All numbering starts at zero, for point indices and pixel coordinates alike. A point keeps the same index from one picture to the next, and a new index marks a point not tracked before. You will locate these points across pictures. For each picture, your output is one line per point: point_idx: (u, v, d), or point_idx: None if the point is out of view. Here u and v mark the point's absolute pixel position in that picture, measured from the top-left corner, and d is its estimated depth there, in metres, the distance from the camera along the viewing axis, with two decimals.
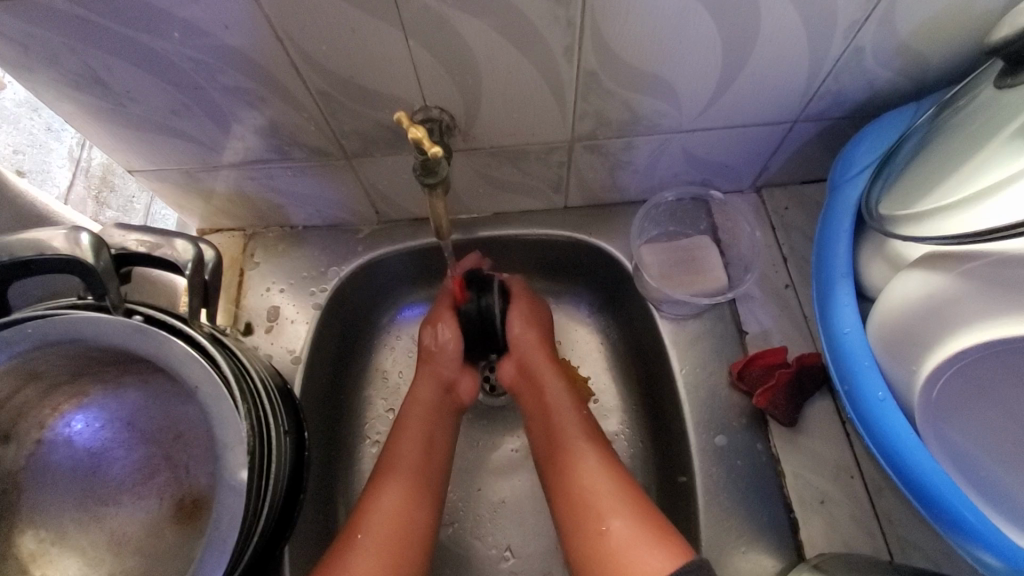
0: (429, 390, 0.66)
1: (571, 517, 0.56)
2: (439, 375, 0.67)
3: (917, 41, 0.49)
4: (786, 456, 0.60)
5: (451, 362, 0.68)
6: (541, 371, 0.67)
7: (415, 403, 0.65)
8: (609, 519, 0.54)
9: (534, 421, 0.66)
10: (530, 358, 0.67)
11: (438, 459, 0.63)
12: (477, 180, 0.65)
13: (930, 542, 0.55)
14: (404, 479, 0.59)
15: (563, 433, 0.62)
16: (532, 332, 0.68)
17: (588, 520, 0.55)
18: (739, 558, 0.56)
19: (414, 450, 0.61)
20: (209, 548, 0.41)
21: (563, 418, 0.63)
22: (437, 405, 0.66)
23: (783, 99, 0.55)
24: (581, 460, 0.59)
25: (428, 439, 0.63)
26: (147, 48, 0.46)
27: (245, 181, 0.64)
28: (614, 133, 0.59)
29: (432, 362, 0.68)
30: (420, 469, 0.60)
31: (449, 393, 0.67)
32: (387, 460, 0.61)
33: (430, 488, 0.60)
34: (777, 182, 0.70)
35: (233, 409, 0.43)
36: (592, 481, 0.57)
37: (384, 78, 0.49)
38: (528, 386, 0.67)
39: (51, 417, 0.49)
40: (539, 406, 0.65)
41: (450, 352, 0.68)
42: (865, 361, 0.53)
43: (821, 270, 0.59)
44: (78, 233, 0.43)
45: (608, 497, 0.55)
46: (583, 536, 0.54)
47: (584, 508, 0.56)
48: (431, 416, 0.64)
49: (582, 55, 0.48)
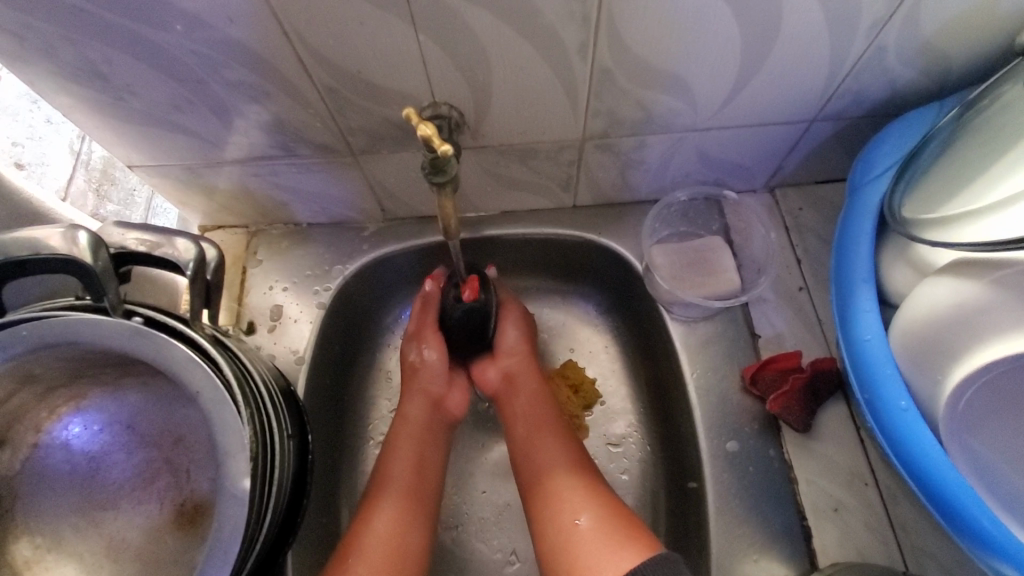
0: (419, 408, 0.65)
1: (545, 514, 0.55)
2: (428, 392, 0.66)
3: (942, 40, 0.48)
4: (799, 463, 0.58)
5: (438, 377, 0.66)
6: (527, 377, 0.66)
7: (406, 424, 0.63)
8: (582, 516, 0.53)
9: (512, 427, 0.64)
10: (514, 366, 0.67)
11: (431, 473, 0.62)
12: (485, 179, 0.64)
13: (946, 552, 0.54)
14: (396, 495, 0.58)
15: (541, 438, 0.61)
16: (524, 345, 0.68)
17: (562, 517, 0.53)
18: (751, 567, 0.54)
19: (404, 465, 0.60)
20: (210, 558, 0.39)
21: (545, 426, 0.62)
22: (427, 421, 0.64)
23: (802, 98, 0.53)
24: (560, 465, 0.58)
25: (419, 456, 0.61)
26: (148, 41, 0.45)
27: (248, 178, 0.63)
28: (626, 132, 0.57)
29: (417, 378, 0.66)
30: (412, 485, 0.59)
31: (438, 409, 0.65)
32: (377, 478, 0.60)
33: (423, 502, 0.59)
34: (791, 182, 0.69)
35: (236, 415, 0.42)
36: (567, 483, 0.56)
37: (392, 74, 0.48)
38: (508, 392, 0.66)
39: (48, 420, 0.47)
40: (522, 412, 0.64)
41: (435, 366, 0.66)
42: (886, 370, 0.51)
43: (839, 275, 0.57)
44: (75, 232, 0.42)
45: (582, 496, 0.54)
46: (555, 532, 0.53)
47: (556, 505, 0.55)
48: (420, 431, 0.63)
49: (596, 52, 0.46)
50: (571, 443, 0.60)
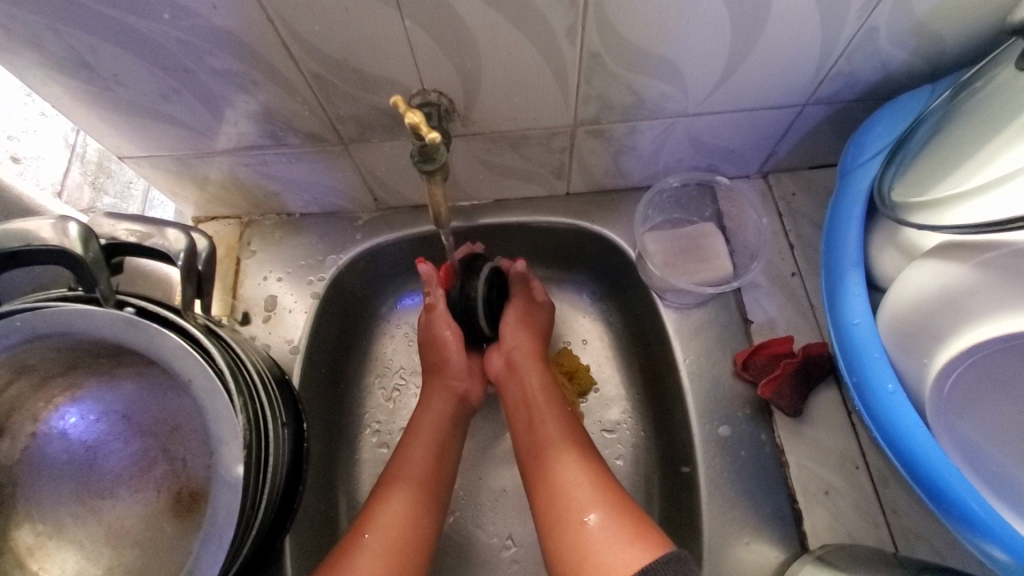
0: (445, 401, 0.66)
1: (549, 510, 0.55)
2: (451, 387, 0.67)
3: (934, 20, 0.47)
4: (791, 447, 0.59)
5: (461, 373, 0.67)
6: (528, 365, 0.66)
7: (430, 415, 0.64)
8: (591, 513, 0.52)
9: (514, 416, 0.64)
10: (516, 353, 0.67)
11: (446, 466, 0.62)
12: (476, 166, 0.64)
13: (934, 533, 0.55)
14: (411, 484, 0.59)
15: (546, 428, 0.61)
16: (523, 331, 0.68)
17: (569, 514, 0.53)
18: (742, 549, 0.55)
19: (424, 458, 0.61)
20: (205, 543, 0.40)
21: (549, 417, 0.62)
22: (451, 418, 0.65)
23: (793, 81, 0.53)
24: (566, 456, 0.58)
25: (439, 448, 0.62)
26: (134, 29, 0.44)
27: (239, 168, 0.63)
28: (617, 117, 0.57)
29: (441, 375, 0.67)
30: (427, 475, 0.60)
31: (463, 404, 0.67)
32: (392, 468, 0.61)
33: (435, 493, 0.60)
34: (784, 167, 0.69)
35: (228, 404, 0.42)
36: (574, 478, 0.56)
37: (381, 60, 0.48)
38: (510, 378, 0.66)
39: (45, 410, 0.48)
40: (525, 400, 0.64)
41: (457, 363, 0.67)
42: (874, 353, 0.52)
43: (830, 258, 0.57)
44: (66, 224, 0.42)
45: (591, 492, 0.54)
46: (562, 530, 0.53)
47: (562, 501, 0.55)
48: (445, 423, 0.64)
49: (585, 36, 0.46)
50: (571, 431, 0.60)
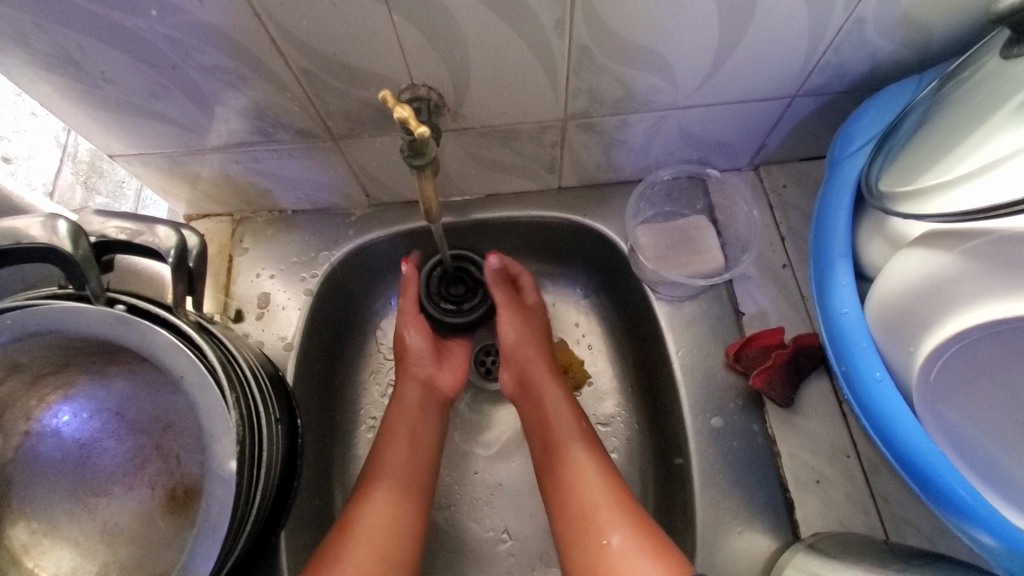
0: (412, 392, 0.65)
1: (570, 528, 0.56)
2: (416, 375, 0.66)
3: (919, 12, 0.48)
4: (783, 437, 0.59)
5: (422, 357, 0.67)
6: (542, 377, 0.65)
7: (399, 409, 0.64)
8: (612, 535, 0.53)
9: (530, 430, 0.64)
10: (529, 365, 0.66)
11: (425, 459, 0.63)
12: (468, 161, 0.64)
13: (924, 520, 0.55)
14: (394, 484, 0.59)
15: (561, 445, 0.61)
16: (527, 345, 0.67)
17: (590, 535, 0.54)
18: (736, 538, 0.56)
19: (402, 458, 0.61)
20: (199, 538, 0.40)
21: (564, 431, 0.61)
22: (422, 407, 0.65)
23: (782, 73, 0.53)
24: (585, 475, 0.58)
25: (413, 443, 0.62)
26: (120, 26, 0.44)
27: (231, 164, 0.63)
28: (607, 111, 0.57)
29: (405, 363, 0.67)
30: (408, 478, 0.61)
31: (431, 391, 0.66)
32: (371, 468, 0.61)
33: (415, 492, 0.60)
34: (775, 159, 0.69)
35: (221, 400, 0.42)
36: (593, 497, 0.56)
37: (370, 55, 0.48)
38: (524, 390, 0.66)
39: (38, 408, 0.48)
40: (537, 415, 0.64)
41: (417, 345, 0.67)
42: (862, 342, 0.52)
43: (820, 248, 0.58)
44: (55, 221, 0.42)
45: (610, 512, 0.55)
46: (584, 551, 0.54)
47: (583, 520, 0.55)
48: (414, 413, 0.64)
49: (573, 29, 0.46)
50: (586, 445, 0.60)
